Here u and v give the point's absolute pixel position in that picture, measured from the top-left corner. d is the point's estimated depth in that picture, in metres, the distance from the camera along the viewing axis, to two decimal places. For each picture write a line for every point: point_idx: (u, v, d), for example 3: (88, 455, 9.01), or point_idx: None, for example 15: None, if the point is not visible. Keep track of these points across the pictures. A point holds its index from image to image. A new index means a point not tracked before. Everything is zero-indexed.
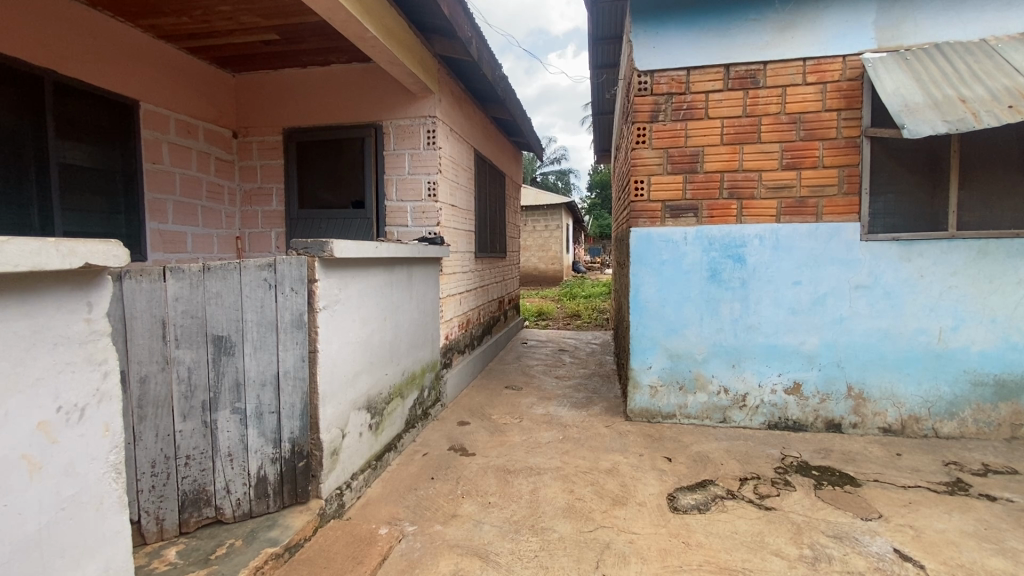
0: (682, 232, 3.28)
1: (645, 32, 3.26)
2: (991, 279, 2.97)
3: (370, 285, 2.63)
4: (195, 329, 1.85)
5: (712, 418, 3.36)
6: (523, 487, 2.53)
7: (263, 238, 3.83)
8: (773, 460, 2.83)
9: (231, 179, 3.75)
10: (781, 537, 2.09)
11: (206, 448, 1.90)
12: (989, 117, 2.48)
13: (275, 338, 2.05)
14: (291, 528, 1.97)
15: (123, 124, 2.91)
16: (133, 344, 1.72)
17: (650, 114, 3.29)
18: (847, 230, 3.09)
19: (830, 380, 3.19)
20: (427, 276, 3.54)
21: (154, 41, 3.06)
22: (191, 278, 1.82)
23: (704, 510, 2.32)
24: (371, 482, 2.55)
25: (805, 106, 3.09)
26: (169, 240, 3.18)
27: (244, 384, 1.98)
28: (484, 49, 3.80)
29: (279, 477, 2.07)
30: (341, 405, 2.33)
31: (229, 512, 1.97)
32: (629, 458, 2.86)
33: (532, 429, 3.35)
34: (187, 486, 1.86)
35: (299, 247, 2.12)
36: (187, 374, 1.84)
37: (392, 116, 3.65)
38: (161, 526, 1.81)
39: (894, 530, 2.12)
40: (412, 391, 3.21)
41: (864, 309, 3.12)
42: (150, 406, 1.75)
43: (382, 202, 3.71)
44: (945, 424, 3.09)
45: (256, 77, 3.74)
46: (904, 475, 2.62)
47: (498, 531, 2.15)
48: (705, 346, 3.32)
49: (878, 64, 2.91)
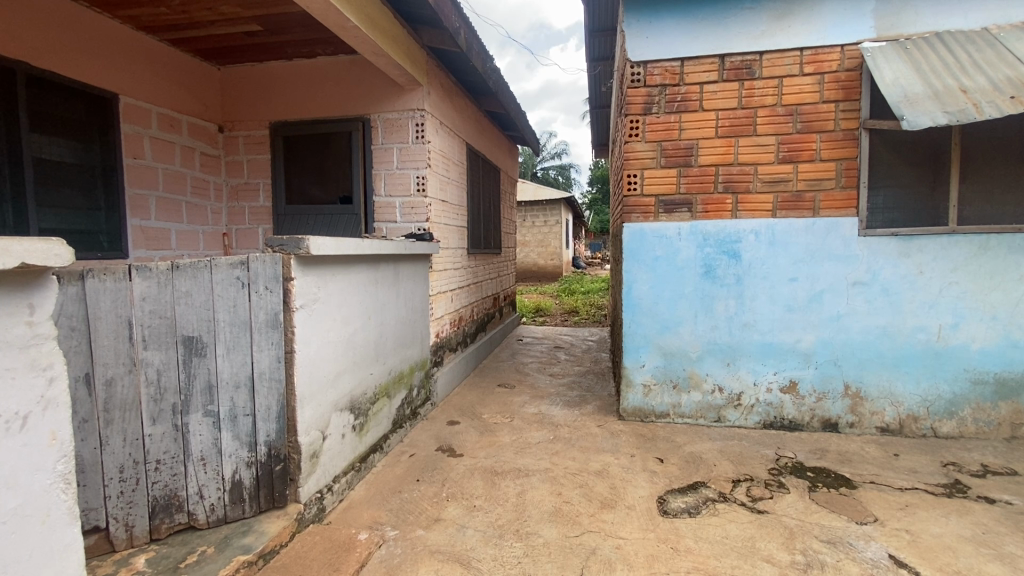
0: (676, 227, 3.21)
1: (638, 21, 3.16)
2: (993, 275, 2.89)
3: (353, 283, 2.56)
4: (165, 330, 1.78)
5: (706, 417, 3.29)
6: (509, 489, 2.47)
7: (250, 235, 3.75)
8: (767, 461, 2.76)
9: (218, 175, 3.68)
10: (772, 543, 2.03)
11: (177, 453, 1.83)
12: (991, 108, 2.39)
13: (249, 338, 1.99)
14: (266, 534, 1.92)
15: (102, 118, 2.83)
16: (98, 345, 1.63)
17: (643, 106, 3.20)
18: (845, 225, 3.01)
19: (826, 378, 3.12)
20: (416, 273, 3.47)
21: (133, 33, 2.97)
22: (159, 277, 1.75)
23: (694, 514, 2.25)
24: (355, 484, 2.50)
25: (802, 98, 3.01)
26: (152, 237, 3.10)
27: (217, 386, 1.91)
28: (474, 39, 3.71)
29: (255, 481, 2.02)
30: (321, 406, 2.27)
31: (202, 518, 1.91)
32: (620, 460, 2.80)
33: (523, 429, 3.29)
34: (158, 492, 1.79)
35: (275, 244, 2.06)
36: (156, 377, 1.76)
37: (380, 109, 3.56)
38: (130, 533, 1.74)
39: (890, 535, 2.06)
40: (399, 391, 3.15)
41: (861, 306, 3.05)
42: (116, 409, 1.67)
43: (371, 197, 3.63)
44: (944, 423, 3.02)
45: (241, 70, 3.66)
46: (901, 477, 2.55)
47: (482, 536, 2.09)
48: (700, 344, 3.25)
49: (877, 53, 2.81)
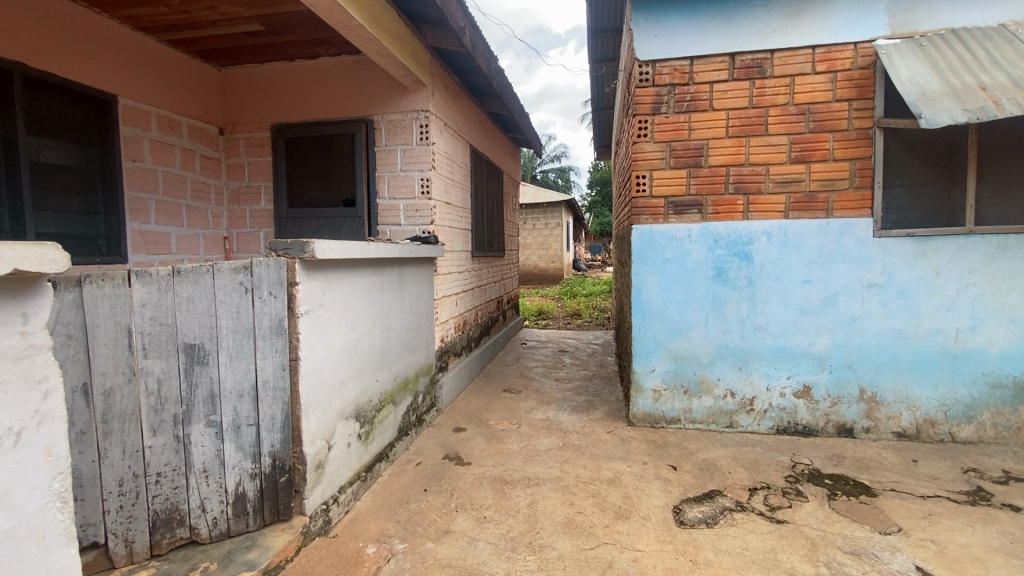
0: (686, 229, 3.15)
1: (646, 20, 3.11)
2: (1012, 277, 2.83)
3: (358, 288, 2.50)
4: (165, 337, 1.71)
5: (718, 423, 3.23)
6: (520, 499, 2.40)
7: (251, 238, 3.68)
8: (783, 468, 2.70)
9: (218, 177, 3.62)
10: (794, 554, 1.96)
11: (178, 465, 1.76)
12: (1012, 106, 2.34)
13: (252, 345, 1.92)
14: (271, 548, 1.85)
15: (100, 120, 2.77)
16: (96, 355, 1.56)
17: (652, 106, 3.14)
18: (859, 226, 2.95)
19: (841, 382, 3.06)
20: (421, 277, 3.40)
21: (133, 33, 2.92)
22: (160, 282, 1.69)
23: (712, 524, 2.18)
24: (361, 494, 2.43)
25: (813, 97, 2.95)
26: (152, 241, 3.04)
27: (219, 396, 1.85)
28: (479, 39, 3.66)
29: (259, 493, 1.95)
30: (326, 414, 2.21)
31: (205, 532, 1.84)
32: (632, 467, 2.73)
33: (531, 435, 3.22)
34: (159, 505, 1.72)
35: (278, 247, 2.00)
36: (156, 386, 1.70)
37: (383, 110, 3.51)
38: (130, 548, 1.67)
39: (915, 545, 1.99)
40: (404, 397, 3.08)
41: (876, 308, 2.98)
42: (115, 421, 1.60)
43: (374, 200, 3.57)
44: (962, 428, 2.95)
45: (243, 71, 3.60)
46: (922, 484, 2.48)
47: (494, 549, 2.02)
48: (710, 347, 3.19)
49: (892, 50, 2.76)
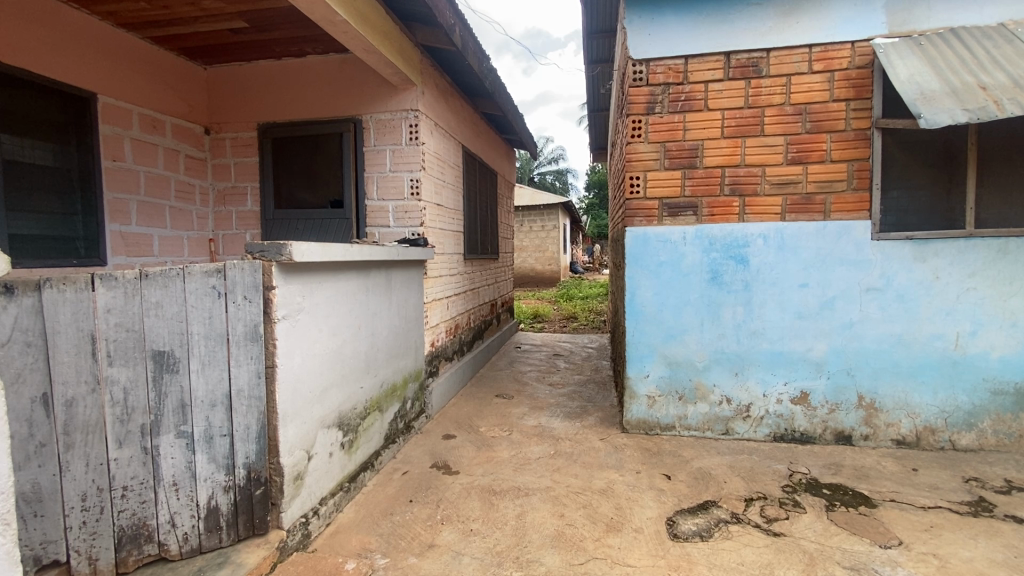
0: (681, 231, 3.08)
1: (640, 18, 3.05)
2: (1013, 280, 2.77)
3: (342, 292, 2.42)
4: (133, 344, 1.63)
5: (713, 430, 3.15)
6: (509, 511, 2.32)
7: (236, 240, 3.60)
8: (780, 477, 2.62)
9: (203, 178, 3.54)
10: (792, 569, 1.88)
11: (146, 478, 1.67)
12: (1013, 106, 2.28)
13: (226, 352, 1.84)
14: (245, 565, 1.76)
15: (78, 119, 2.68)
16: (57, 363, 1.49)
17: (646, 106, 3.08)
18: (857, 228, 2.89)
19: (839, 388, 2.99)
20: (409, 280, 3.32)
21: (113, 30, 2.83)
22: (126, 286, 1.60)
23: (706, 538, 2.10)
24: (343, 506, 2.35)
25: (810, 97, 2.89)
26: (133, 242, 2.95)
27: (191, 405, 1.76)
28: (470, 37, 3.59)
29: (233, 507, 1.86)
30: (306, 424, 2.12)
31: (175, 548, 1.75)
32: (625, 477, 2.65)
33: (522, 443, 3.14)
34: (124, 521, 1.64)
35: (254, 250, 1.90)
36: (122, 396, 1.62)
37: (371, 110, 3.43)
38: (94, 566, 1.59)
39: (916, 560, 1.91)
40: (392, 404, 3.00)
41: (875, 313, 2.92)
42: (78, 433, 1.53)
43: (362, 201, 3.49)
44: (963, 435, 2.88)
45: (229, 69, 3.53)
46: (922, 494, 2.41)
47: (479, 564, 1.93)
48: (706, 352, 3.12)
49: (890, 49, 2.70)
